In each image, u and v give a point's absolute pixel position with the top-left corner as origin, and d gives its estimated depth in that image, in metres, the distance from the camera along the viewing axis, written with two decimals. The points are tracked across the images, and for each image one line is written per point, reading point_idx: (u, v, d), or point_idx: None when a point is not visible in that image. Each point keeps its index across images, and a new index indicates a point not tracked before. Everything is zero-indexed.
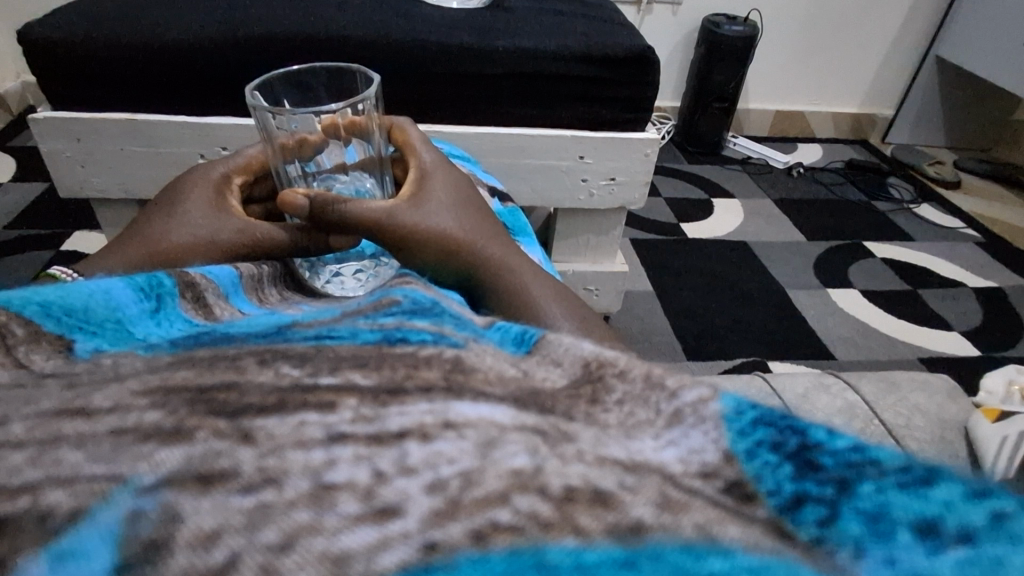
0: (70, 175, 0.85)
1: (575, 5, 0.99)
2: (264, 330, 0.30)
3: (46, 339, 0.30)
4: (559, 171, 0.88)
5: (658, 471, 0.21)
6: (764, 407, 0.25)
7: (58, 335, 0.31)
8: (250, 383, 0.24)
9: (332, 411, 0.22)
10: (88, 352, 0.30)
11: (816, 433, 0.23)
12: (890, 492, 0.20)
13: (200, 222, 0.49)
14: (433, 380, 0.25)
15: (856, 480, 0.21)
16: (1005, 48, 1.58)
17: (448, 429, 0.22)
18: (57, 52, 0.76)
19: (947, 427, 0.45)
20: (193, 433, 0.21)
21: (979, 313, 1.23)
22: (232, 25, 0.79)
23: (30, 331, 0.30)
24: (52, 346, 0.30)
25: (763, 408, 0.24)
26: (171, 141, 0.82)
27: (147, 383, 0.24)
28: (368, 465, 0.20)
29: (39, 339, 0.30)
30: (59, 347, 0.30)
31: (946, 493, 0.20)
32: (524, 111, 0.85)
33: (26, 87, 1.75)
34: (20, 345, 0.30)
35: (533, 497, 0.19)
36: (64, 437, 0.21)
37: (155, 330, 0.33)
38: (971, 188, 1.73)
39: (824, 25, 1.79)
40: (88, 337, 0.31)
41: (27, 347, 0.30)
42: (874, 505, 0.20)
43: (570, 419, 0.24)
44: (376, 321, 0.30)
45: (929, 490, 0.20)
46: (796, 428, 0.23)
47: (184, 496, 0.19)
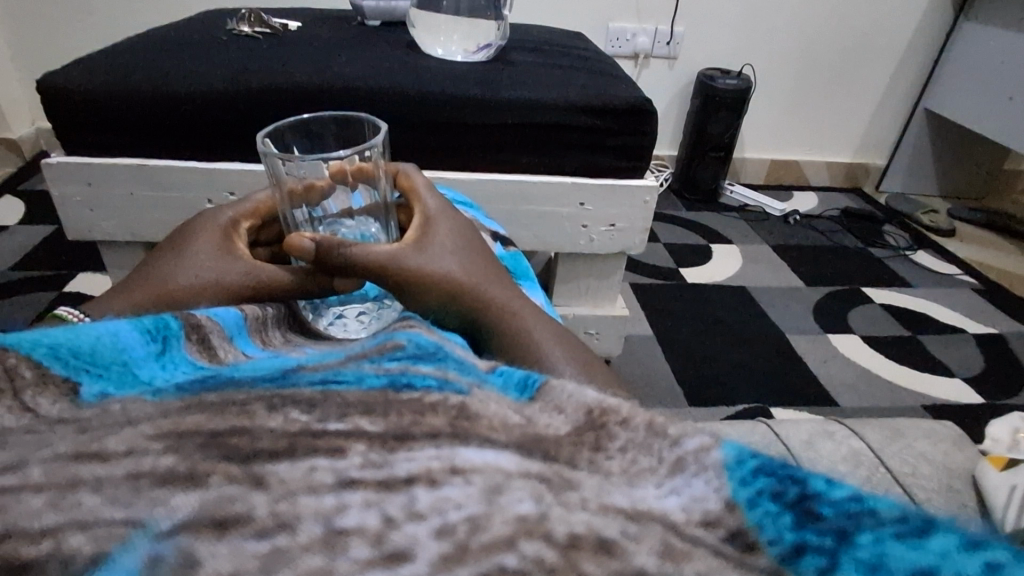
0: (79, 219, 0.87)
1: (575, 59, 1.03)
2: (271, 374, 0.30)
3: (53, 382, 0.31)
4: (560, 217, 0.90)
5: (661, 520, 0.21)
6: (763, 455, 0.25)
7: (65, 378, 0.31)
8: (260, 428, 0.24)
9: (342, 456, 0.23)
10: (93, 396, 0.31)
11: (816, 483, 0.23)
12: (888, 542, 0.20)
13: (207, 265, 0.50)
14: (439, 426, 0.25)
15: (855, 530, 0.21)
16: (994, 100, 1.63)
17: (455, 475, 0.22)
18: (75, 102, 0.79)
19: (954, 475, 0.45)
20: (206, 478, 0.21)
21: (981, 360, 1.23)
22: (244, 77, 0.82)
23: (38, 373, 0.31)
24: (60, 389, 0.31)
25: (763, 456, 0.24)
26: (180, 186, 0.84)
27: (159, 428, 0.25)
28: (377, 510, 0.20)
29: (47, 381, 0.31)
30: (66, 390, 0.31)
31: (941, 544, 0.20)
32: (526, 159, 0.87)
33: (40, 133, 1.80)
34: (28, 388, 0.30)
35: (539, 543, 0.19)
36: (80, 481, 0.21)
37: (160, 373, 0.34)
38: (967, 235, 1.75)
39: (817, 78, 1.85)
40: (94, 379, 0.32)
41: (35, 390, 0.30)
42: (873, 556, 0.20)
43: (574, 467, 0.24)
44: (381, 366, 0.31)
45: (925, 540, 0.20)
46: (795, 477, 0.23)
47: (200, 541, 0.19)
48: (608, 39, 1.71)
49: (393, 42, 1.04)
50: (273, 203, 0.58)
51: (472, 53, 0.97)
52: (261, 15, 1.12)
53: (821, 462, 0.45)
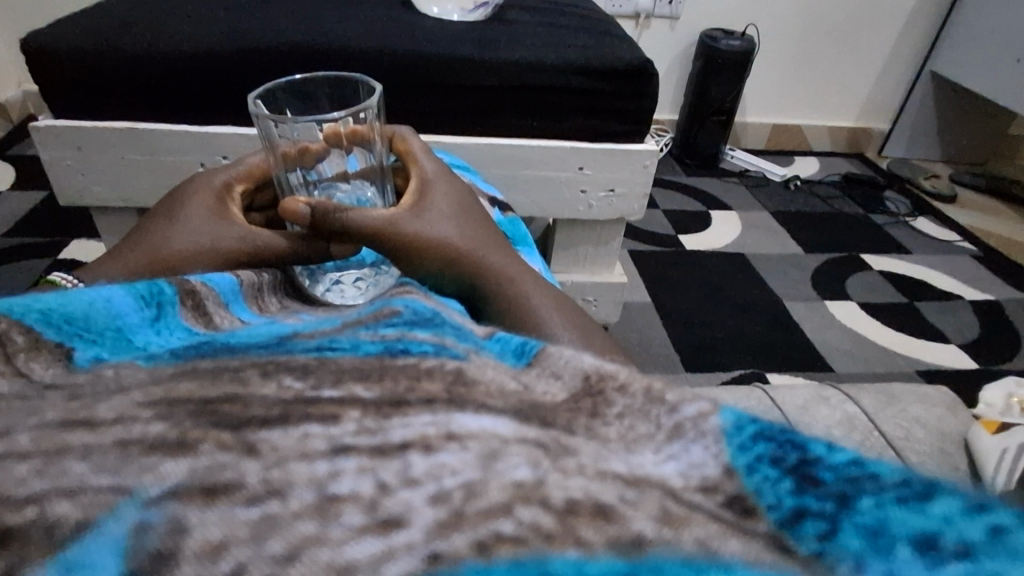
0: (70, 184, 0.85)
1: (575, 18, 1.00)
2: (266, 341, 0.30)
3: (46, 347, 0.30)
4: (559, 182, 0.89)
5: (658, 486, 0.21)
6: (764, 420, 0.25)
7: (57, 343, 0.31)
8: (253, 395, 0.24)
9: (335, 423, 0.23)
10: (87, 361, 0.30)
11: (816, 447, 0.23)
12: (889, 507, 0.20)
13: (201, 230, 0.49)
14: (435, 393, 0.25)
15: (855, 495, 0.21)
16: (1000, 63, 1.59)
17: (451, 441, 0.22)
18: (60, 62, 0.77)
19: (947, 439, 0.45)
20: (197, 445, 0.21)
21: (977, 326, 1.23)
22: (233, 36, 0.79)
23: (30, 339, 0.30)
24: (52, 354, 0.30)
25: (763, 422, 0.24)
26: (171, 149, 0.83)
27: (151, 395, 0.24)
28: (372, 476, 0.20)
29: (40, 346, 0.30)
30: (60, 355, 0.30)
31: (944, 507, 0.20)
32: (524, 122, 0.86)
33: (26, 96, 1.76)
34: (20, 353, 0.30)
35: (535, 509, 0.19)
36: (70, 448, 0.21)
37: (154, 339, 0.33)
38: (968, 202, 1.74)
39: (822, 40, 1.80)
40: (88, 345, 0.31)
41: (27, 356, 0.30)
42: (874, 520, 0.20)
43: (571, 433, 0.24)
44: (377, 332, 0.30)
45: (928, 504, 0.20)
46: (795, 442, 0.23)
47: (190, 509, 0.19)
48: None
49: (387, 0, 1.01)
50: (267, 166, 0.57)
51: (469, 11, 0.94)
52: None
53: (816, 427, 0.45)
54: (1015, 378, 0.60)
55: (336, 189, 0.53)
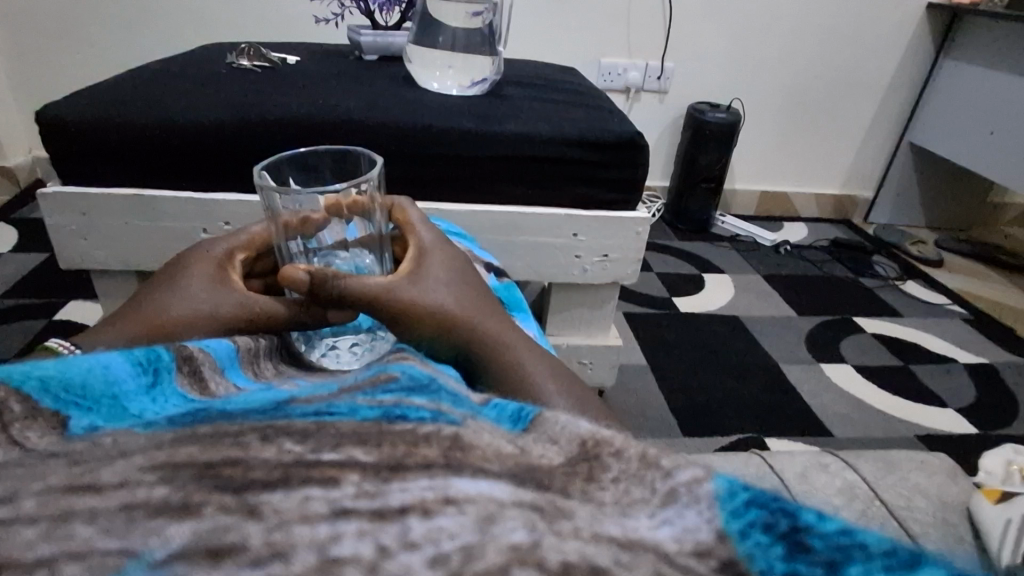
0: (73, 248, 0.87)
1: (568, 94, 1.05)
2: (262, 406, 0.30)
3: (41, 416, 0.31)
4: (554, 247, 0.91)
5: (651, 550, 0.22)
6: (755, 486, 0.25)
7: (53, 412, 0.31)
8: (254, 458, 0.24)
9: (335, 486, 0.23)
10: (83, 430, 0.30)
11: (807, 515, 0.24)
12: None
13: (200, 296, 0.50)
14: (433, 457, 0.25)
15: (843, 563, 0.22)
16: (974, 135, 1.67)
17: (449, 505, 0.22)
18: (73, 133, 0.80)
19: (949, 508, 0.45)
20: (201, 509, 0.22)
21: (973, 390, 1.24)
22: (243, 108, 0.83)
23: (27, 407, 0.31)
24: (49, 423, 0.31)
25: (754, 489, 0.24)
26: (175, 215, 0.85)
27: (153, 458, 0.25)
28: (372, 539, 0.21)
29: (36, 416, 0.31)
30: (55, 423, 0.31)
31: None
32: (521, 189, 0.89)
33: (36, 162, 1.81)
34: (16, 422, 0.30)
35: (531, 571, 0.20)
36: (75, 512, 0.22)
37: (149, 406, 0.34)
38: (954, 266, 1.77)
39: (804, 112, 1.89)
40: (83, 414, 0.32)
41: (22, 424, 0.30)
42: None
43: (567, 496, 0.24)
44: (375, 398, 0.31)
45: (913, 574, 0.21)
46: (787, 509, 0.24)
47: (196, 571, 0.19)
48: (600, 74, 1.75)
49: (389, 77, 1.07)
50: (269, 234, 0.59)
51: (468, 87, 0.99)
52: (261, 50, 1.14)
53: (817, 496, 0.45)
54: (1013, 444, 0.61)
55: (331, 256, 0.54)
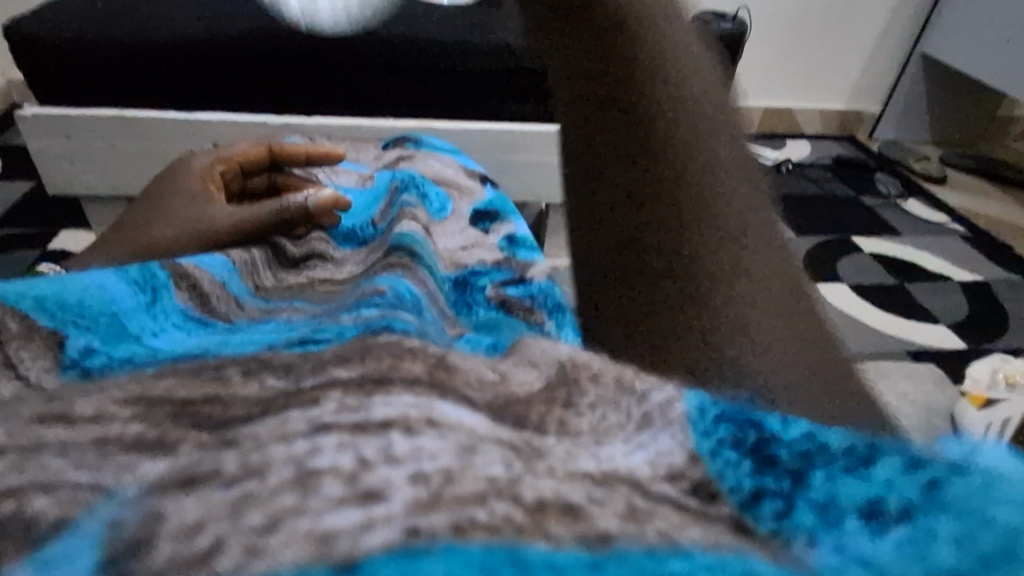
0: (59, 173, 0.84)
1: None
2: (253, 343, 0.31)
3: (38, 334, 0.31)
4: (550, 166, 0.83)
5: (627, 480, 0.22)
6: (728, 402, 0.25)
7: (51, 330, 0.32)
8: (232, 395, 0.25)
9: (315, 404, 0.24)
10: (77, 352, 0.31)
11: (774, 425, 0.23)
12: (837, 479, 0.20)
13: (178, 212, 0.50)
14: (417, 372, 0.26)
15: (808, 471, 0.21)
16: (990, 43, 1.59)
17: (431, 426, 0.23)
18: (46, 50, 0.77)
19: (935, 415, 0.46)
20: (176, 445, 0.22)
21: (965, 306, 1.25)
22: (217, 22, 0.79)
23: (24, 325, 0.31)
24: (45, 342, 0.31)
25: (726, 404, 0.24)
26: (160, 136, 0.81)
27: (129, 392, 0.25)
28: (352, 451, 0.21)
29: (34, 333, 0.32)
30: (51, 343, 0.31)
31: (885, 472, 0.20)
32: (507, 106, 0.82)
33: (12, 85, 1.74)
34: (12, 341, 0.31)
35: (508, 503, 0.20)
36: (46, 444, 0.23)
37: (149, 325, 0.34)
38: (957, 183, 1.74)
39: (813, 20, 1.79)
40: (80, 332, 0.32)
41: (18, 343, 0.31)
42: (824, 495, 0.20)
43: (543, 433, 0.25)
44: (359, 315, 0.31)
45: (870, 470, 0.20)
46: (754, 421, 0.23)
47: (166, 499, 0.20)
48: None
49: None
50: (252, 154, 0.60)
51: None
52: None
53: None
54: (1001, 354, 0.62)
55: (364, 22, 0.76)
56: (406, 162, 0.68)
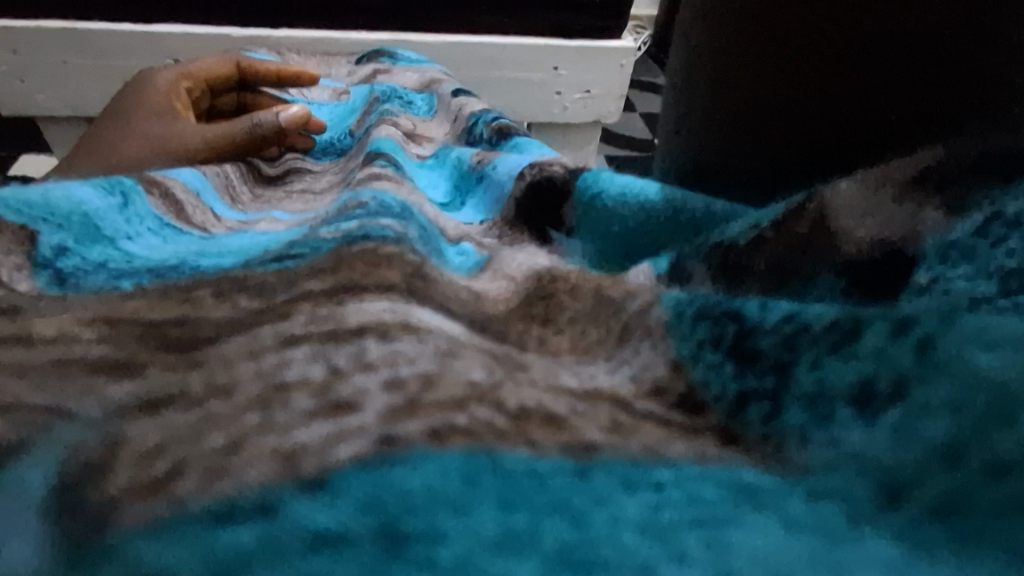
0: (9, 93, 0.75)
1: None
2: (230, 256, 0.30)
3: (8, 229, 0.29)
4: (532, 84, 0.81)
5: (610, 397, 0.22)
6: (706, 296, 0.25)
7: (21, 225, 0.30)
8: (201, 316, 0.24)
9: (287, 319, 0.23)
10: (50, 251, 0.29)
11: (752, 309, 0.23)
12: (825, 363, 0.20)
13: (144, 130, 0.46)
14: (394, 282, 0.25)
15: (792, 361, 0.21)
16: None
17: (408, 332, 0.22)
18: None
19: None
20: (142, 367, 0.22)
21: None
22: None
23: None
24: (17, 236, 0.29)
25: (703, 299, 0.24)
26: (113, 50, 0.73)
27: (92, 313, 0.24)
28: (324, 362, 0.21)
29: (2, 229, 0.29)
30: (23, 239, 0.29)
31: (874, 341, 0.20)
32: (482, 17, 0.78)
33: None
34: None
35: (489, 409, 0.20)
36: (3, 367, 0.21)
37: (124, 228, 0.33)
38: None
39: None
40: (53, 229, 0.30)
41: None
42: (813, 387, 0.20)
43: (523, 348, 0.24)
44: (338, 228, 0.29)
45: (857, 342, 0.20)
46: (733, 313, 0.23)
47: (132, 421, 0.19)
48: None
49: None
50: (222, 69, 0.56)
51: None
52: None
53: None
54: None
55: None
56: (382, 76, 0.64)
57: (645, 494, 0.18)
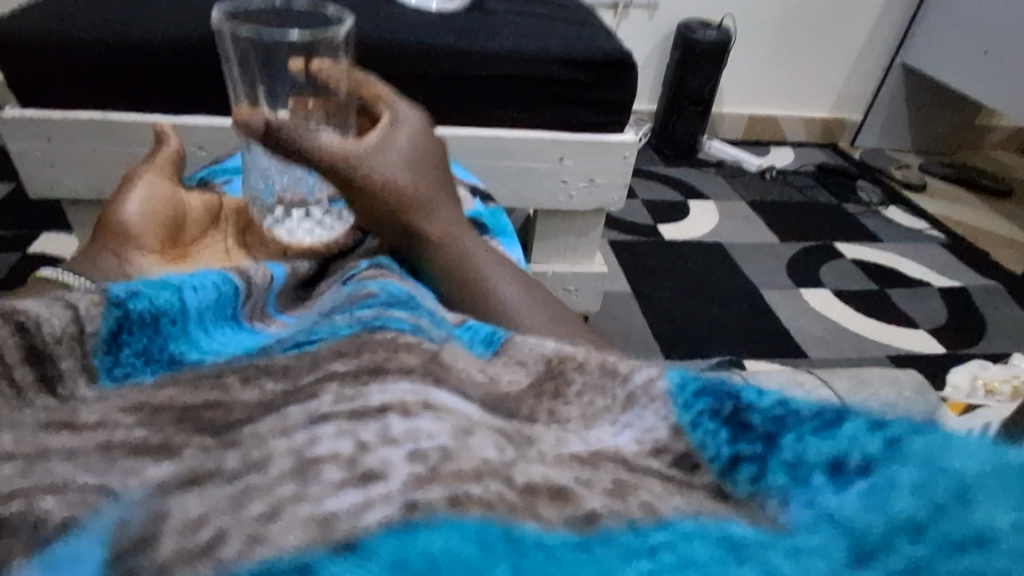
0: (41, 177, 0.79)
1: (551, 7, 0.95)
2: (247, 350, 0.31)
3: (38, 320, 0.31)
4: (538, 172, 0.86)
5: (613, 458, 0.23)
6: (709, 376, 0.25)
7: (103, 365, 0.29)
8: (235, 400, 0.25)
9: (313, 399, 0.24)
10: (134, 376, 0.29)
11: (750, 390, 0.24)
12: (807, 439, 0.21)
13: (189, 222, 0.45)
14: (412, 364, 0.26)
15: (780, 432, 0.22)
16: (965, 49, 1.51)
17: (427, 409, 0.23)
18: (21, 52, 0.71)
19: None
20: (180, 449, 0.23)
21: (943, 313, 1.18)
22: (205, 22, 0.75)
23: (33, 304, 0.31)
24: None
25: (707, 378, 0.25)
26: (144, 141, 0.77)
27: (132, 400, 0.25)
28: (351, 436, 0.22)
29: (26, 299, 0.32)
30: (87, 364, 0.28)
31: (851, 429, 0.21)
32: (493, 113, 0.82)
33: None
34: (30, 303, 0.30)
35: (499, 484, 0.20)
36: (50, 451, 0.22)
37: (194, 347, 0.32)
38: (936, 191, 1.62)
39: (802, 24, 1.65)
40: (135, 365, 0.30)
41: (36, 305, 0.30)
42: (794, 455, 0.21)
43: (534, 422, 0.25)
44: (354, 315, 0.31)
45: (837, 428, 0.21)
46: (732, 393, 0.24)
47: (169, 491, 0.21)
48: None
49: None
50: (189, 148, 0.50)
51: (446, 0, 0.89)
52: None
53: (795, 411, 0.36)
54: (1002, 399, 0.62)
55: (447, 1, 0.89)
56: None
57: (641, 561, 0.18)
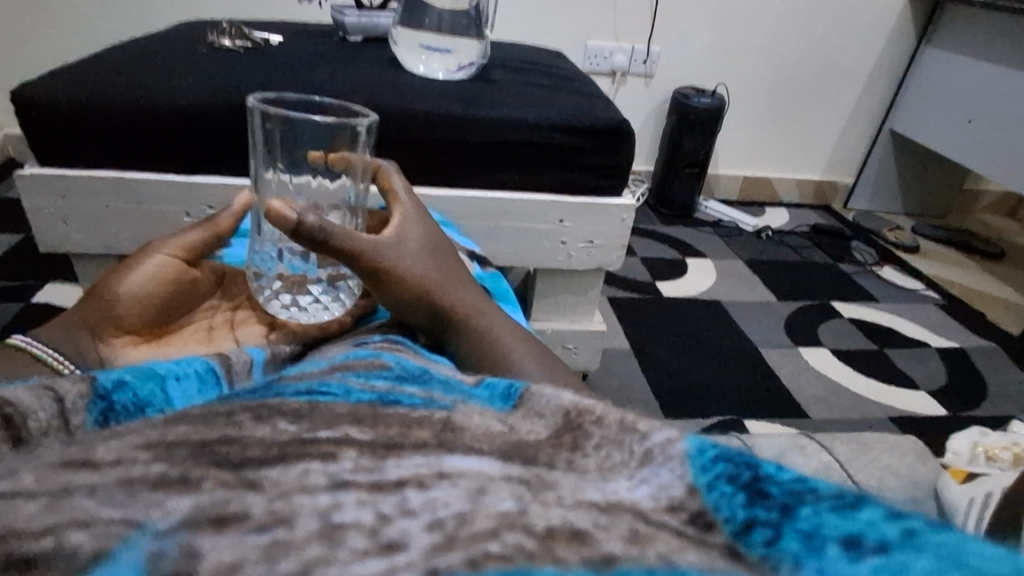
0: (52, 232, 0.82)
1: (553, 79, 1.00)
2: (255, 387, 0.33)
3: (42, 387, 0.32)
4: (538, 233, 0.88)
5: (630, 509, 0.24)
6: (724, 446, 0.27)
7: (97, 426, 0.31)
8: (249, 437, 0.27)
9: (333, 460, 0.25)
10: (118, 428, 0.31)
11: (768, 467, 0.25)
12: (824, 513, 0.22)
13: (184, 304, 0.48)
14: (426, 439, 0.27)
15: (796, 505, 0.23)
16: (950, 117, 1.57)
17: (443, 479, 0.24)
18: (44, 114, 0.75)
19: (917, 488, 0.39)
20: (199, 483, 0.24)
21: (943, 375, 1.18)
22: (219, 89, 0.78)
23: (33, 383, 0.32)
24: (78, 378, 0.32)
25: (723, 447, 0.26)
26: (157, 200, 0.80)
27: (148, 437, 0.26)
28: (371, 508, 0.23)
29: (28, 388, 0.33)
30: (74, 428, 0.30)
31: (869, 515, 0.22)
32: (496, 176, 0.86)
33: (9, 140, 1.63)
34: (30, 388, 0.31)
35: (520, 533, 0.21)
36: (73, 488, 0.23)
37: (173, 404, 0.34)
38: (929, 253, 1.66)
39: (792, 92, 1.72)
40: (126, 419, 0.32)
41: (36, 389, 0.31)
42: (810, 525, 0.22)
43: (552, 468, 0.27)
44: (368, 381, 0.33)
45: (855, 512, 0.22)
46: (750, 464, 0.25)
47: (200, 536, 0.21)
48: (585, 56, 1.59)
49: (375, 59, 1.01)
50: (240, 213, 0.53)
51: (453, 71, 0.93)
52: (243, 29, 1.07)
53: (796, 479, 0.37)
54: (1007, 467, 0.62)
55: (455, 72, 0.93)
56: None
57: None
